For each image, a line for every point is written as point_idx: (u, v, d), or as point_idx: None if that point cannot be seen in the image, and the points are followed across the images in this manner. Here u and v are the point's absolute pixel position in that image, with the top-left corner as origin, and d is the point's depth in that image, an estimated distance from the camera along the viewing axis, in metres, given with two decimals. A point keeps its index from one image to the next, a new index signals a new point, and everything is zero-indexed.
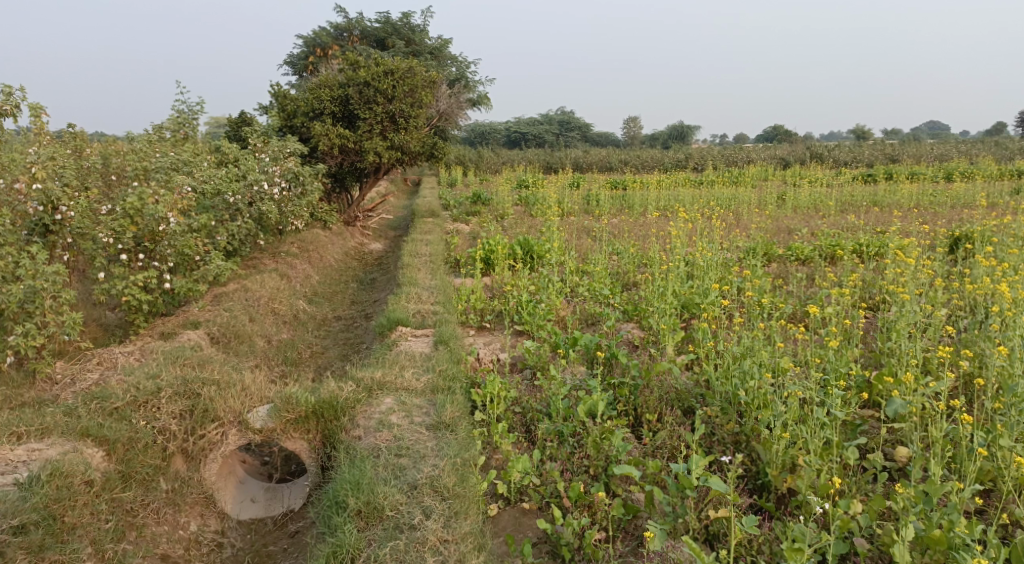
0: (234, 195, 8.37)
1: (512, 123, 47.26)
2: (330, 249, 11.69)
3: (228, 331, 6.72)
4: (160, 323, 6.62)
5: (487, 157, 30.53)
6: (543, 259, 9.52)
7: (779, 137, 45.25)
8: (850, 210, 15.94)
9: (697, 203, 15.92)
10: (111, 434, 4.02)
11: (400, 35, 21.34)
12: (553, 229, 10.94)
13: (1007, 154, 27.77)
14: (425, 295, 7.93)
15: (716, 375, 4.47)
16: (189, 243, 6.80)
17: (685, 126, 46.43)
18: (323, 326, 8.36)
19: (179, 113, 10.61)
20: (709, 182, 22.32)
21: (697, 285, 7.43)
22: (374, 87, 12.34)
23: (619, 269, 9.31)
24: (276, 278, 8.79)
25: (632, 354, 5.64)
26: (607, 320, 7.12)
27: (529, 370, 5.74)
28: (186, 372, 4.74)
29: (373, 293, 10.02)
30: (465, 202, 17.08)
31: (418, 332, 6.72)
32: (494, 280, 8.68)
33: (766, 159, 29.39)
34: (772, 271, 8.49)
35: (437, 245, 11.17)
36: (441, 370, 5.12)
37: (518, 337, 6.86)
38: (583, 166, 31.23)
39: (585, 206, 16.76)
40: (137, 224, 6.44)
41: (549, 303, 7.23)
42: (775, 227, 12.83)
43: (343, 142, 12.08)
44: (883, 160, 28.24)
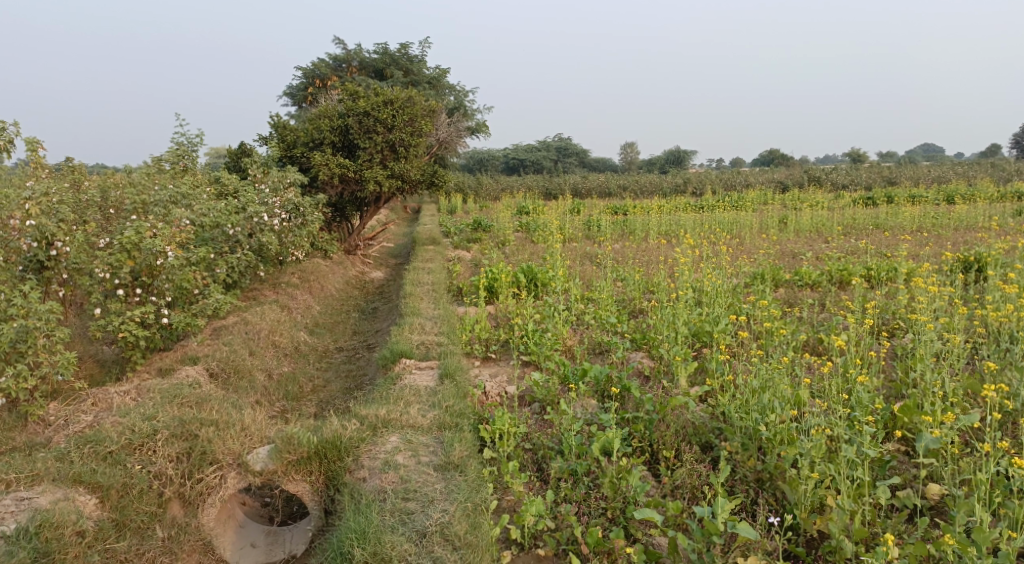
0: (233, 227, 8.25)
1: (511, 149, 47.46)
2: (331, 278, 11.56)
3: (227, 366, 6.57)
4: (158, 360, 6.48)
5: (485, 184, 30.54)
6: (548, 287, 9.38)
7: (777, 161, 45.42)
8: (852, 232, 15.84)
9: (699, 227, 15.82)
10: (104, 480, 3.89)
11: (399, 65, 21.43)
12: (557, 256, 10.82)
13: (1005, 175, 27.80)
14: (429, 325, 7.78)
15: (735, 408, 4.30)
16: (187, 276, 6.66)
17: (683, 151, 46.61)
18: (325, 358, 8.21)
19: (177, 145, 10.54)
20: (709, 207, 22.26)
21: (706, 313, 7.28)
22: (374, 117, 12.29)
23: (625, 296, 9.17)
24: (277, 310, 8.65)
25: (643, 385, 5.48)
26: (615, 349, 6.97)
27: (537, 403, 5.57)
28: (183, 412, 4.57)
29: (375, 323, 9.87)
30: (466, 229, 17.00)
31: (422, 365, 6.57)
32: (498, 309, 8.54)
33: (765, 182, 29.39)
34: (781, 297, 8.35)
35: (439, 273, 11.04)
36: (448, 405, 4.95)
37: (525, 368, 6.70)
38: (582, 191, 31.25)
39: (587, 232, 16.67)
40: (135, 259, 6.31)
41: (556, 332, 7.08)
42: (779, 251, 12.72)
43: (343, 171, 12.02)
44: (882, 182, 28.26)
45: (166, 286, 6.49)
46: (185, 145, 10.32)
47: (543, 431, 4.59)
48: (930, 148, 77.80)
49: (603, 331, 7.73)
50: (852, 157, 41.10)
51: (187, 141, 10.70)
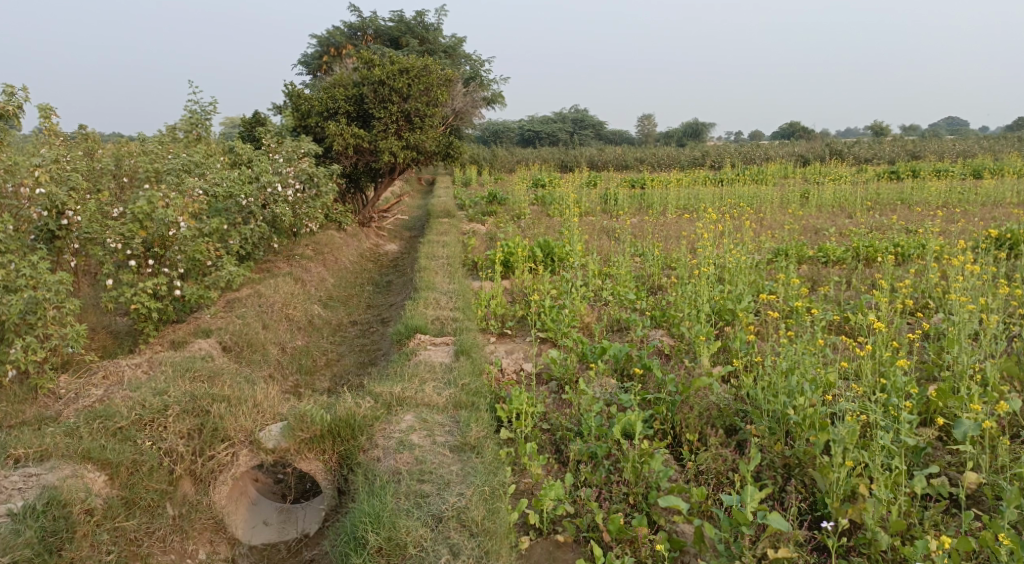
0: (246, 197, 8.12)
1: (527, 121, 46.97)
2: (345, 250, 11.45)
3: (240, 340, 6.47)
4: (171, 332, 6.38)
5: (501, 156, 30.26)
6: (565, 261, 9.22)
7: (797, 134, 44.67)
8: (876, 208, 15.51)
9: (718, 202, 15.54)
10: (114, 457, 3.81)
11: (414, 34, 21.09)
12: (574, 230, 10.64)
13: None
14: (444, 300, 7.65)
15: (761, 391, 4.15)
16: (200, 248, 6.56)
17: (700, 124, 45.92)
18: (339, 332, 8.13)
19: (191, 113, 10.41)
20: (728, 180, 21.90)
21: (727, 290, 7.10)
22: (389, 86, 12.08)
23: (643, 271, 9.00)
24: (291, 282, 8.56)
25: (663, 365, 5.34)
26: (634, 326, 6.82)
27: (555, 381, 5.45)
28: (195, 387, 4.49)
29: (389, 296, 9.77)
30: (482, 201, 16.81)
31: (437, 340, 6.45)
32: (514, 284, 8.39)
33: (786, 156, 28.89)
34: (804, 274, 8.15)
35: (454, 246, 10.90)
36: (464, 383, 4.83)
37: (542, 345, 6.58)
38: (599, 164, 30.89)
39: (604, 205, 16.44)
40: (146, 230, 6.20)
41: (573, 308, 6.94)
42: (801, 226, 12.45)
43: (358, 142, 11.85)
44: (906, 156, 27.68)
45: (178, 257, 6.39)
46: (199, 114, 10.19)
47: (561, 412, 4.47)
48: (954, 122, 76.25)
49: (622, 307, 7.57)
50: (874, 131, 40.33)
51: (201, 110, 10.56)
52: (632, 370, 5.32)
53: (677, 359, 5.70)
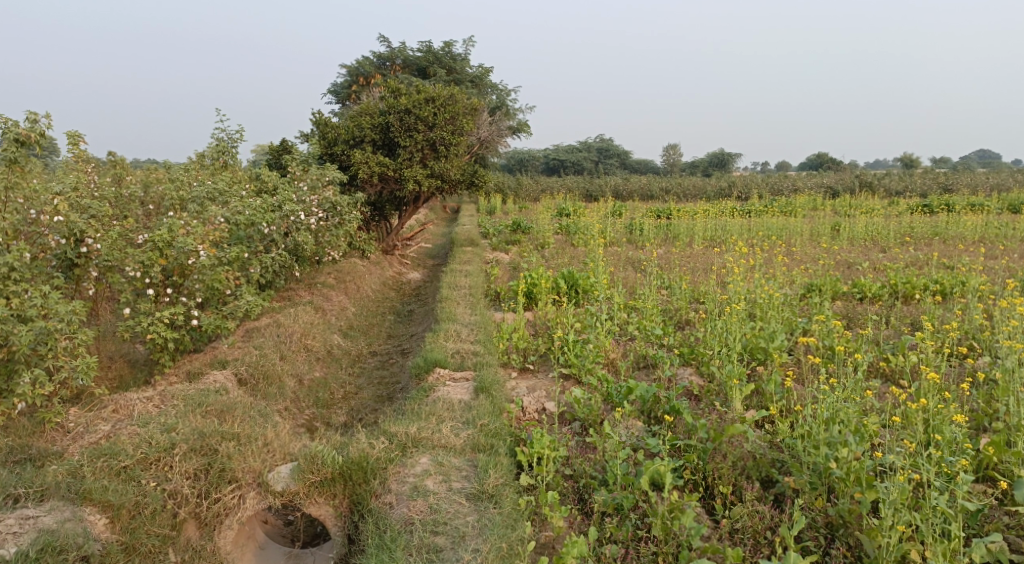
0: (268, 226, 8.03)
1: (552, 150, 47.10)
2: (367, 279, 11.36)
3: (257, 371, 6.31)
4: (186, 363, 6.27)
5: (526, 185, 30.25)
6: (589, 294, 9.01)
7: (825, 165, 44.24)
8: (909, 242, 15.12)
9: (746, 234, 15.27)
10: (116, 499, 3.67)
11: (442, 63, 21.21)
12: (599, 262, 10.45)
13: None
14: (465, 332, 7.47)
15: (800, 441, 3.90)
16: (219, 277, 6.43)
17: (726, 154, 45.68)
18: (358, 362, 7.99)
19: (218, 141, 10.44)
20: (755, 212, 21.60)
21: (759, 327, 6.85)
22: (415, 115, 12.06)
23: (670, 304, 8.76)
24: (311, 312, 8.46)
25: (693, 407, 5.09)
26: (661, 364, 6.58)
27: (578, 421, 5.22)
28: (205, 423, 4.35)
29: (410, 326, 9.64)
30: (505, 230, 16.68)
31: (457, 375, 6.28)
32: (537, 316, 8.21)
33: (814, 187, 28.52)
34: (838, 311, 7.86)
35: (477, 276, 10.75)
36: (484, 423, 4.63)
37: (565, 382, 6.36)
38: (624, 194, 30.75)
39: (629, 236, 16.24)
40: (165, 258, 6.12)
41: (598, 344, 6.72)
42: (833, 260, 12.14)
43: (382, 170, 11.81)
44: (938, 189, 27.16)
45: (196, 286, 6.28)
46: (225, 141, 10.21)
47: (585, 458, 4.25)
48: (986, 154, 75.18)
49: (647, 343, 7.34)
50: (904, 164, 39.80)
51: (228, 137, 10.59)
52: (660, 412, 5.08)
53: (706, 401, 5.44)
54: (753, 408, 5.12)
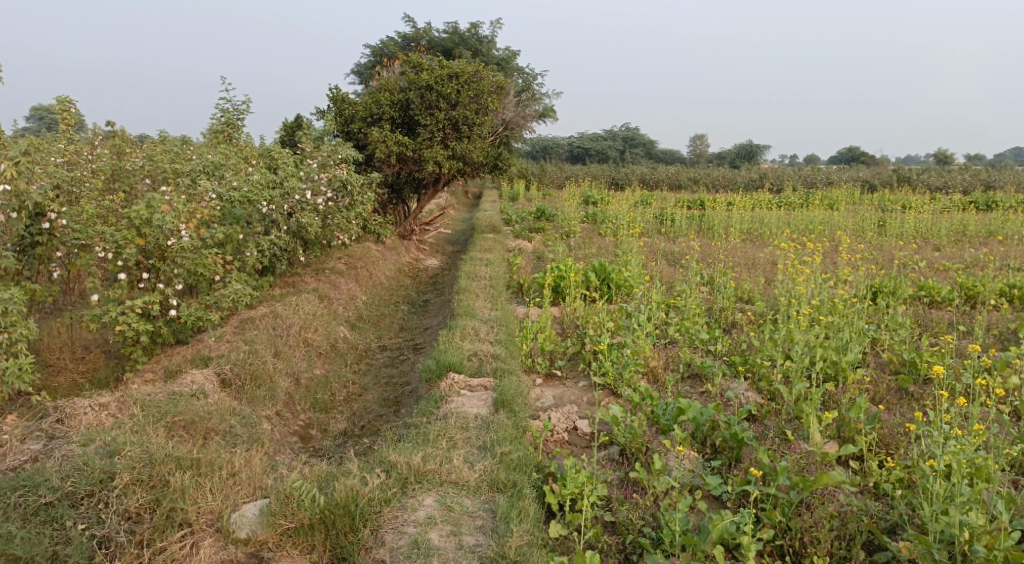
0: (269, 204, 7.20)
1: (577, 138, 46.04)
2: (381, 265, 10.55)
3: (244, 371, 5.46)
4: (165, 357, 5.48)
5: (550, 172, 29.29)
6: (623, 290, 8.12)
7: (857, 159, 42.80)
8: (963, 241, 14.02)
9: (786, 227, 14.26)
10: (23, 553, 3.04)
11: (467, 45, 20.27)
12: (633, 254, 9.55)
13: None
14: (484, 330, 6.60)
15: (933, 508, 3.07)
16: (204, 261, 5.61)
17: (755, 146, 44.38)
18: (365, 358, 7.19)
19: (223, 112, 9.66)
20: (791, 205, 20.50)
21: (823, 337, 5.93)
22: (437, 91, 11.14)
23: (714, 304, 7.83)
24: (315, 300, 7.65)
25: (758, 436, 4.21)
26: (711, 377, 5.68)
27: (616, 445, 4.38)
28: (161, 443, 3.65)
29: (424, 318, 8.81)
30: (529, 216, 15.78)
31: (473, 382, 5.44)
32: (564, 312, 7.33)
33: (851, 180, 27.24)
34: (907, 319, 6.90)
35: (498, 265, 9.90)
36: (504, 451, 3.83)
37: (599, 394, 5.49)
38: (651, 183, 29.68)
39: (659, 226, 15.26)
40: (143, 238, 5.33)
41: (635, 349, 5.84)
42: (885, 260, 11.11)
43: (401, 149, 10.96)
44: (981, 184, 25.78)
45: (176, 271, 5.45)
46: (230, 114, 9.41)
47: (628, 500, 3.47)
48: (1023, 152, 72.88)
49: (690, 349, 6.45)
50: (938, 160, 38.37)
51: (234, 109, 9.79)
52: (718, 439, 4.20)
53: (771, 427, 4.55)
54: (832, 439, 4.22)
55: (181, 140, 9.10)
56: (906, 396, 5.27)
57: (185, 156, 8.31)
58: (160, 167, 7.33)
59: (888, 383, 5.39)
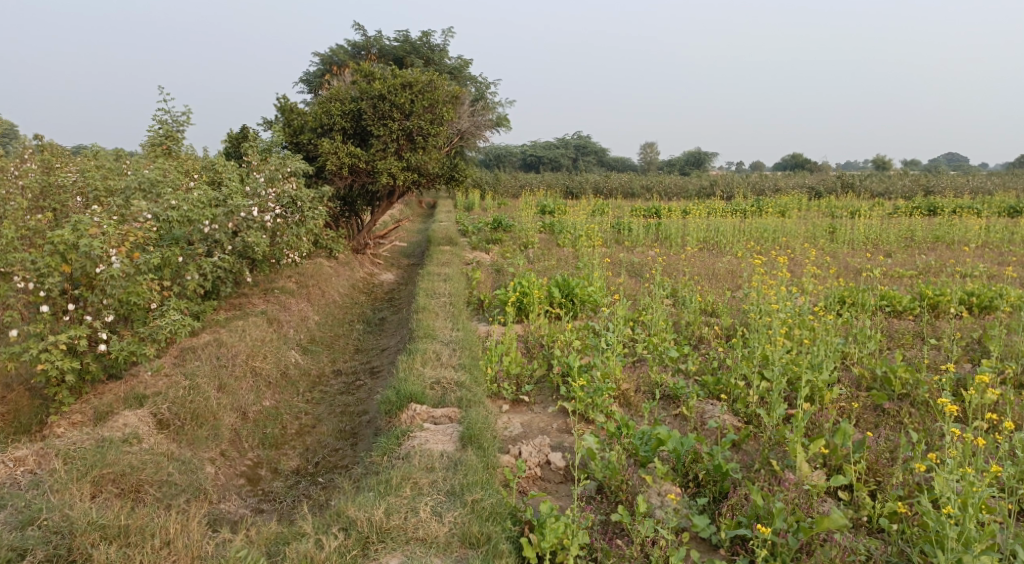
0: (211, 224, 6.74)
1: (529, 147, 45.96)
2: (334, 282, 10.10)
3: (184, 409, 5.01)
4: (94, 397, 4.99)
5: (503, 181, 29.04)
6: (587, 305, 7.85)
7: (802, 165, 43.71)
8: (912, 246, 14.20)
9: (742, 235, 14.24)
10: None
11: (419, 54, 19.89)
12: (595, 266, 9.30)
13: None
14: (445, 354, 6.25)
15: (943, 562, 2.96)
16: (138, 289, 5.16)
17: (704, 153, 44.95)
18: (318, 384, 6.78)
19: (162, 125, 9.13)
20: (744, 211, 20.62)
21: (797, 352, 5.76)
22: (389, 102, 10.76)
23: (680, 318, 7.63)
24: (264, 324, 7.21)
25: (742, 468, 3.99)
26: (685, 399, 5.44)
27: (593, 481, 4.09)
28: (85, 508, 3.32)
29: (380, 338, 8.41)
30: (486, 227, 15.46)
31: (436, 412, 5.10)
32: (528, 331, 7.04)
33: (798, 186, 27.67)
34: (875, 331, 6.79)
35: (457, 280, 9.56)
36: (474, 499, 3.51)
37: (570, 421, 5.19)
38: (605, 191, 29.66)
39: (616, 235, 15.10)
40: (68, 265, 4.87)
41: (606, 371, 5.57)
42: (843, 267, 11.11)
43: (353, 162, 10.54)
44: (922, 189, 26.43)
45: (106, 301, 4.99)
46: (169, 126, 8.88)
47: (613, 552, 3.31)
48: (956, 157, 75.69)
49: (660, 368, 6.22)
50: (877, 165, 39.45)
51: (173, 121, 9.25)
52: (701, 473, 3.93)
53: (754, 454, 4.31)
54: (819, 467, 4.01)
55: (116, 154, 8.53)
56: (884, 414, 5.11)
57: (119, 172, 7.78)
58: (91, 185, 6.81)
59: (865, 401, 5.23)
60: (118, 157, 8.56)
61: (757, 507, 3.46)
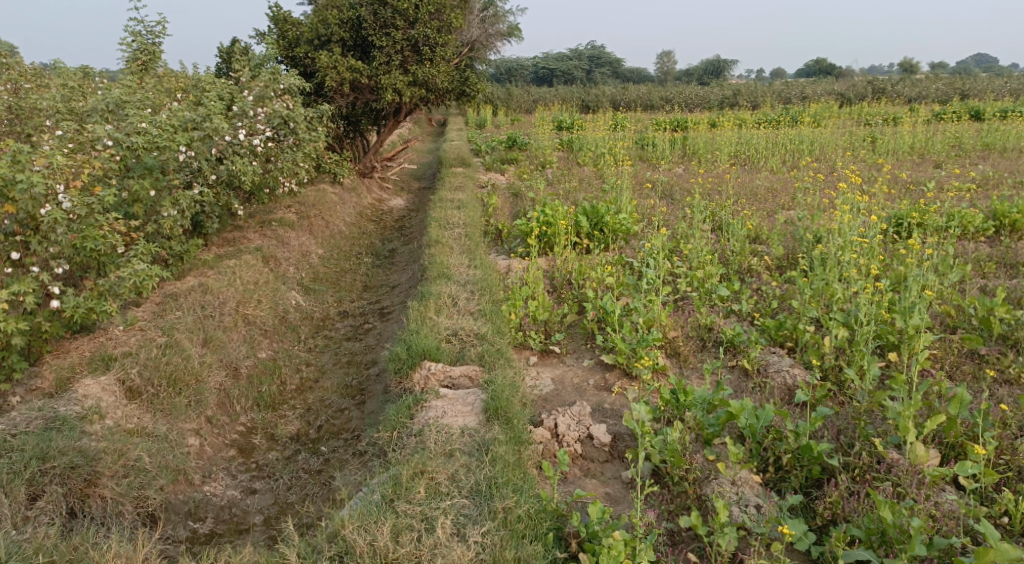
0: (188, 150, 5.87)
1: (540, 59, 43.90)
2: (340, 210, 9.25)
3: (159, 374, 4.29)
4: (57, 359, 4.27)
5: (516, 95, 27.65)
6: (620, 234, 6.97)
7: (824, 71, 41.55)
8: (960, 154, 13.00)
9: (776, 147, 13.11)
10: None
11: None
12: (624, 187, 8.34)
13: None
14: (462, 297, 5.44)
15: None
16: (94, 233, 4.36)
17: (722, 61, 42.72)
18: (323, 329, 6.04)
19: (139, 37, 8.14)
20: (771, 121, 19.30)
21: (876, 288, 4.89)
22: (392, 7, 9.62)
23: (724, 247, 6.73)
24: (259, 263, 6.43)
25: (835, 450, 3.24)
26: (744, 349, 4.63)
27: (648, 462, 3.38)
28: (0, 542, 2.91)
29: (390, 273, 7.62)
30: (500, 146, 14.40)
31: (454, 371, 4.37)
32: (554, 265, 6.21)
33: (826, 94, 26.03)
34: (955, 258, 5.87)
35: (471, 206, 8.67)
36: (506, 507, 2.94)
37: (611, 379, 4.44)
38: (621, 104, 28.20)
39: (641, 151, 13.99)
40: (10, 204, 4.10)
41: (650, 317, 4.76)
42: (894, 179, 10.04)
43: (355, 77, 9.51)
44: (958, 93, 24.70)
45: (55, 249, 4.22)
46: (144, 38, 7.85)
47: None
48: (985, 58, 71.87)
49: (709, 309, 5.39)
50: (903, 69, 37.26)
51: (150, 33, 8.25)
52: (785, 455, 3.19)
53: (843, 422, 3.54)
54: (930, 443, 3.25)
55: (87, 71, 7.58)
56: (983, 364, 4.28)
57: (89, 92, 6.85)
58: (52, 107, 5.90)
59: (961, 347, 4.41)
60: (91, 76, 7.61)
61: (878, 519, 2.74)
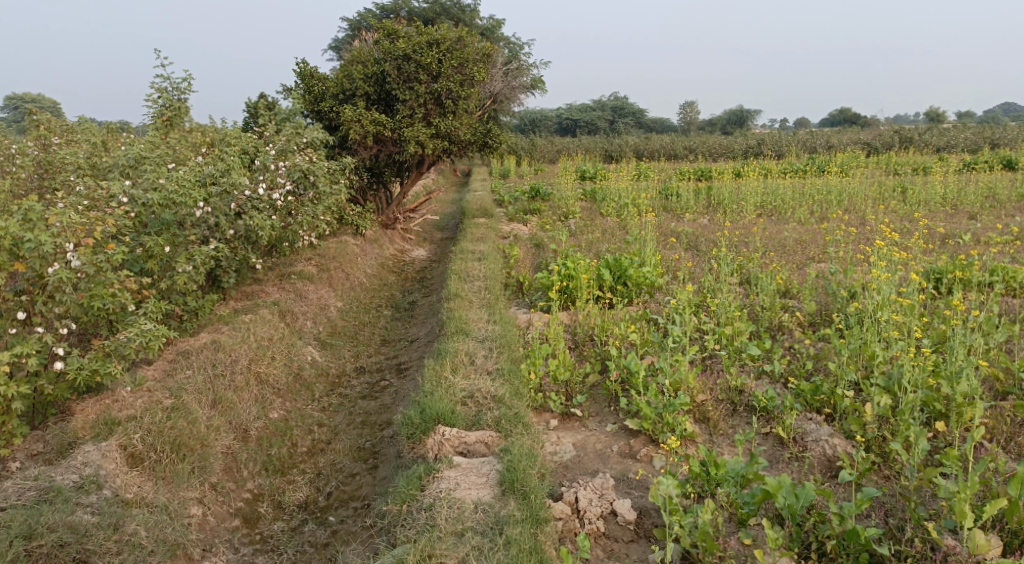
0: (205, 206, 5.81)
1: (564, 110, 44.40)
2: (360, 262, 9.16)
3: (163, 438, 4.12)
4: (60, 423, 4.14)
5: (539, 145, 27.84)
6: (644, 288, 6.74)
7: (848, 121, 41.41)
8: (995, 205, 12.64)
9: (803, 198, 12.88)
10: None
11: (450, 15, 18.97)
12: (649, 239, 8.15)
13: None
14: (480, 356, 5.24)
15: None
16: (100, 291, 4.24)
17: (745, 110, 42.81)
18: (338, 386, 5.86)
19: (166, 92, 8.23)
20: (796, 171, 19.10)
21: (917, 350, 4.60)
22: (415, 62, 9.67)
23: (753, 302, 6.48)
24: (275, 317, 6.30)
25: (883, 536, 2.95)
26: (779, 415, 4.35)
27: (677, 544, 3.12)
28: None
29: (408, 327, 7.45)
30: (523, 196, 14.34)
31: (468, 437, 4.14)
32: (577, 322, 5.98)
33: (851, 143, 25.81)
34: (1000, 316, 5.55)
35: (492, 259, 8.52)
36: None
37: (637, 446, 4.18)
38: (645, 154, 28.24)
39: (665, 202, 13.82)
40: (20, 262, 4.04)
41: (677, 380, 4.50)
42: (927, 231, 9.73)
43: (378, 130, 9.52)
44: (988, 142, 24.33)
45: (60, 308, 4.11)
46: (171, 94, 7.93)
47: None
48: (1013, 107, 71.35)
49: (739, 370, 5.12)
50: (929, 119, 36.96)
51: (176, 88, 8.34)
52: (828, 541, 2.92)
53: (890, 501, 3.25)
54: (991, 529, 2.95)
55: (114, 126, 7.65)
56: None
57: (113, 148, 6.88)
58: (74, 164, 5.91)
59: (1013, 416, 4.09)
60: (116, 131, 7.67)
61: None
